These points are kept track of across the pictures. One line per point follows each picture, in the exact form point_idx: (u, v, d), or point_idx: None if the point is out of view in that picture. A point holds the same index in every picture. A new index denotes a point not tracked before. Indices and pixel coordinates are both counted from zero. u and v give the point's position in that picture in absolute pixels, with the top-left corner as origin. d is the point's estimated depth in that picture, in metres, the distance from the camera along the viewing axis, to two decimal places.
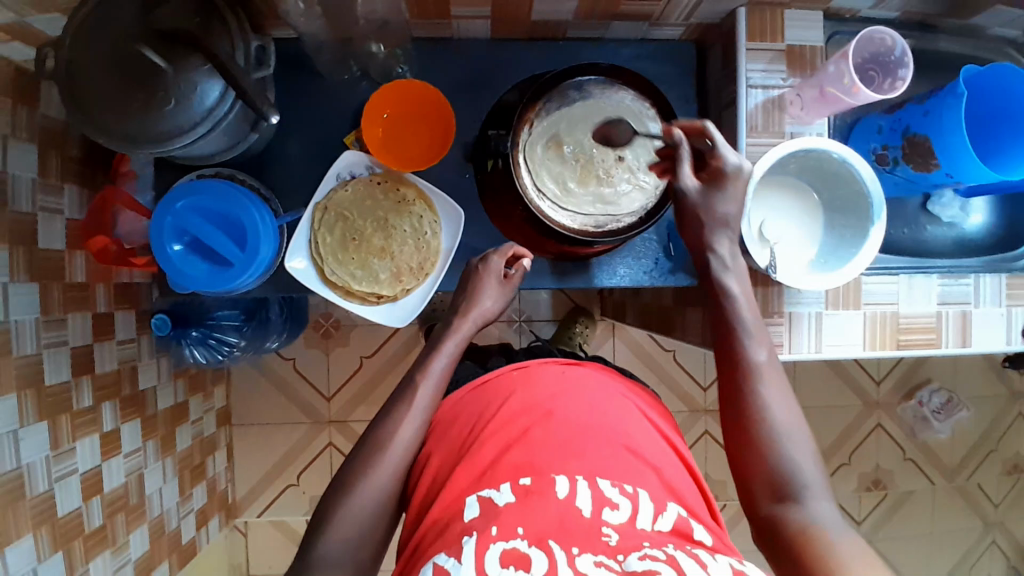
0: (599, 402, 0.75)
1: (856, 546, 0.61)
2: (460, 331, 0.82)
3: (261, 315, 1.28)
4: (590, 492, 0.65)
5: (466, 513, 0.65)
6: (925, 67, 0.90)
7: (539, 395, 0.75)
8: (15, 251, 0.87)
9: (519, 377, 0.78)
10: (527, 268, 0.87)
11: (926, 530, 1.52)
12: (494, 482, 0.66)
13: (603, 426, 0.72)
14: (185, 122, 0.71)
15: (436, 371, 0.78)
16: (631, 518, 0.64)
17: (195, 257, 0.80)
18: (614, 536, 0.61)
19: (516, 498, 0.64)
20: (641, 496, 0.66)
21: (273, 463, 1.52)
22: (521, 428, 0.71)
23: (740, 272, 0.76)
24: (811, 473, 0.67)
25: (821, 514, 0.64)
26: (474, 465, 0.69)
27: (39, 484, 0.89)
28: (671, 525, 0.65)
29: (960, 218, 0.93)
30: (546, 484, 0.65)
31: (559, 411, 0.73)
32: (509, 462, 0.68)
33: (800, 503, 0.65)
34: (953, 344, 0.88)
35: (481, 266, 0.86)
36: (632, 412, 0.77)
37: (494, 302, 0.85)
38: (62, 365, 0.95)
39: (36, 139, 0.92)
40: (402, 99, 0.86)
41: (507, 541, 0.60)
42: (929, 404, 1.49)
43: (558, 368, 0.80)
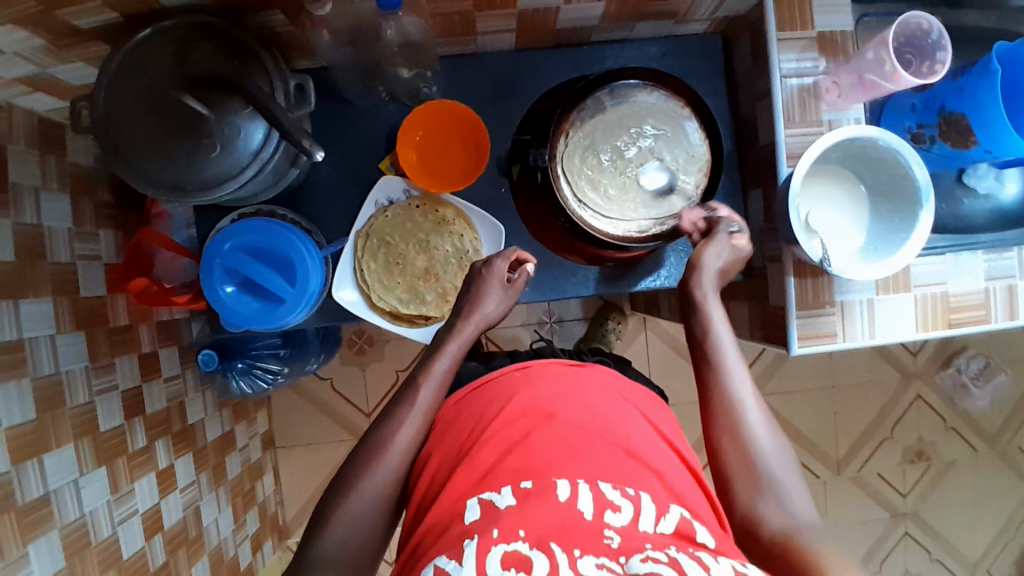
0: (597, 402, 0.76)
1: (835, 549, 0.61)
2: (462, 334, 0.81)
3: (298, 339, 1.30)
4: (591, 494, 0.64)
5: (467, 516, 0.65)
6: (956, 41, 0.89)
7: (543, 397, 0.76)
8: (60, 302, 0.88)
9: (521, 378, 0.79)
10: (530, 273, 0.84)
11: (972, 497, 1.52)
12: (496, 485, 0.67)
13: (605, 428, 0.73)
14: (232, 167, 0.72)
15: (438, 372, 0.79)
16: (633, 521, 0.62)
17: (246, 296, 0.81)
18: (616, 538, 0.60)
19: (516, 501, 0.64)
20: (642, 498, 0.65)
21: (319, 482, 1.53)
22: (522, 432, 0.72)
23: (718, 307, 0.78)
24: (791, 481, 0.68)
25: (800, 518, 0.65)
26: (475, 467, 0.70)
27: (103, 530, 0.90)
28: (673, 527, 0.63)
29: (994, 188, 0.91)
30: (546, 486, 0.65)
31: (561, 413, 0.74)
32: (509, 465, 0.68)
33: (780, 508, 0.66)
34: (1002, 318, 0.88)
35: (484, 269, 0.84)
36: (631, 412, 0.78)
37: (496, 305, 0.83)
38: (115, 408, 0.96)
39: (68, 188, 0.93)
40: (434, 120, 0.86)
41: (507, 544, 0.59)
42: (967, 370, 1.49)
43: (562, 369, 0.81)
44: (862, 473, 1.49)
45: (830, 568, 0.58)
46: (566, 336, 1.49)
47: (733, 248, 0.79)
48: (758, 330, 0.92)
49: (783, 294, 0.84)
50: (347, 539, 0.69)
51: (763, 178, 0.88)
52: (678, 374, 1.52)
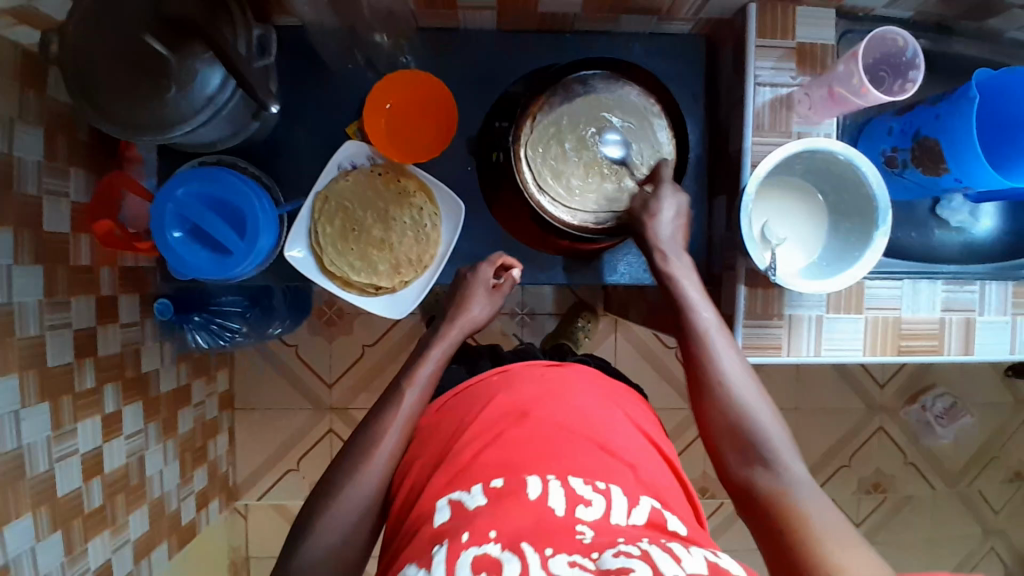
0: (576, 400, 0.75)
1: (823, 505, 0.62)
2: (448, 338, 0.82)
3: (265, 302, 1.30)
4: (562, 491, 0.63)
5: (439, 518, 0.63)
6: (940, 68, 0.88)
7: (520, 396, 0.74)
8: (21, 233, 0.88)
9: (500, 381, 0.78)
10: (516, 278, 0.88)
11: (924, 535, 1.51)
12: (466, 485, 0.65)
13: (580, 425, 0.71)
14: (186, 111, 0.71)
15: (423, 378, 0.78)
16: (606, 514, 0.62)
17: (195, 244, 0.81)
18: (588, 533, 0.59)
19: (487, 501, 0.63)
20: (614, 491, 0.64)
21: (274, 448, 1.53)
22: (495, 432, 0.70)
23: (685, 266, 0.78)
24: (782, 443, 0.67)
25: (792, 477, 0.65)
26: (449, 468, 0.68)
27: (39, 464, 0.90)
28: (645, 518, 0.63)
29: (970, 223, 0.91)
30: (518, 485, 0.63)
31: (535, 412, 0.72)
32: (482, 464, 0.67)
33: (772, 473, 0.65)
34: (956, 351, 0.87)
35: (470, 274, 0.87)
36: (609, 408, 0.76)
37: (481, 309, 0.85)
38: (65, 346, 0.96)
39: (44, 122, 0.91)
40: (405, 90, 0.85)
41: (479, 547, 0.57)
42: (933, 409, 1.47)
43: (538, 369, 0.79)
44: None
45: (812, 525, 0.59)
46: (536, 329, 1.48)
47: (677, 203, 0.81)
48: None
49: (734, 302, 0.84)
50: None
51: (728, 185, 0.87)
52: (641, 379, 1.51)
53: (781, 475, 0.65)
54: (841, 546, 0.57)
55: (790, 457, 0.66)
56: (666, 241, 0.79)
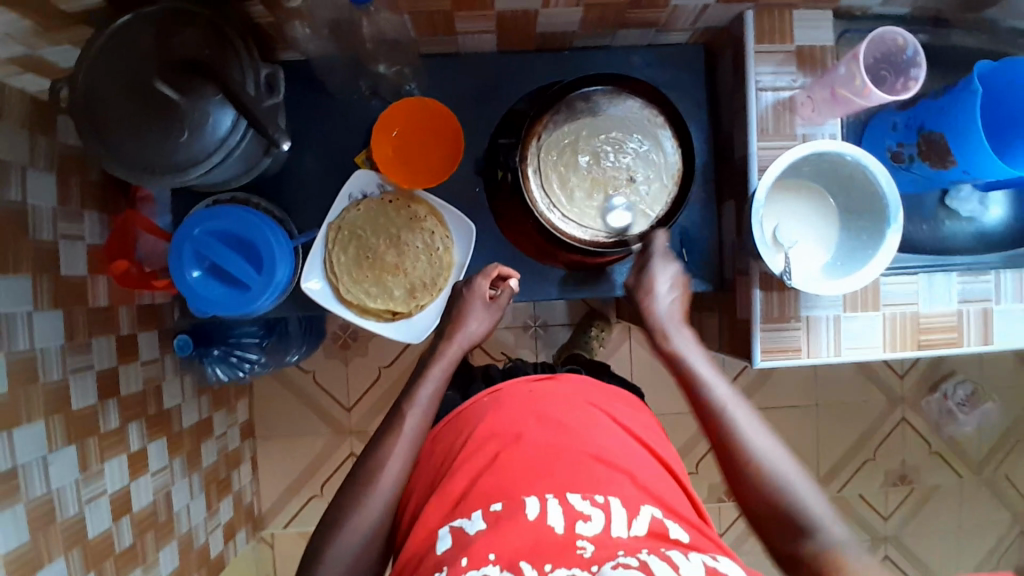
0: (563, 412, 0.74)
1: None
2: (447, 355, 0.81)
3: (280, 330, 1.29)
4: (561, 509, 0.64)
5: (439, 546, 0.64)
6: (939, 61, 0.88)
7: (508, 416, 0.74)
8: (39, 279, 0.89)
9: (489, 403, 0.77)
10: (513, 288, 0.87)
11: (954, 525, 1.50)
12: (467, 511, 0.66)
13: (574, 438, 0.71)
14: (199, 153, 0.73)
15: (421, 400, 0.77)
16: (605, 528, 0.63)
17: (214, 282, 0.82)
18: (589, 548, 0.60)
19: (487, 525, 0.63)
20: (613, 504, 0.65)
21: (297, 474, 1.54)
22: (490, 454, 0.70)
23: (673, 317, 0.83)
24: (819, 509, 0.68)
25: (841, 547, 0.65)
26: (447, 495, 0.69)
27: (69, 507, 0.91)
28: (646, 528, 0.64)
29: (979, 213, 0.90)
30: (517, 508, 0.64)
31: (527, 431, 0.72)
32: (480, 490, 0.67)
33: (816, 537, 0.66)
34: (975, 342, 0.87)
35: (466, 288, 0.86)
36: (603, 419, 0.76)
37: (479, 324, 0.85)
38: (89, 388, 0.97)
39: (56, 167, 0.93)
40: (410, 116, 0.86)
41: (478, 570, 0.59)
42: (954, 396, 1.47)
43: (527, 384, 0.79)
44: (843, 495, 1.47)
45: None
46: (550, 342, 1.48)
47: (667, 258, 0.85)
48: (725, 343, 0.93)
49: (750, 307, 0.84)
50: None
51: (735, 191, 0.88)
52: (659, 385, 1.51)
53: (826, 543, 0.65)
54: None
55: (832, 522, 0.67)
56: (666, 317, 0.83)
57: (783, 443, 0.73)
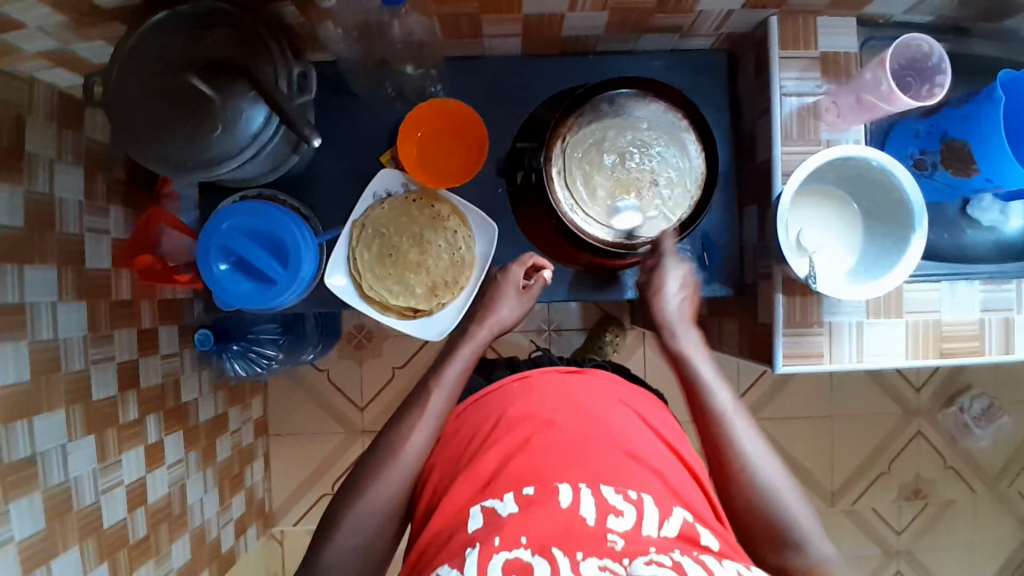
0: (598, 409, 0.75)
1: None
2: (476, 338, 0.83)
3: (298, 329, 1.31)
4: (593, 500, 0.63)
5: (470, 524, 0.64)
6: (962, 70, 0.89)
7: (542, 405, 0.75)
8: (64, 270, 0.90)
9: (520, 389, 0.78)
10: (547, 279, 0.88)
11: (969, 540, 1.48)
12: (498, 492, 0.66)
13: (606, 434, 0.71)
14: (231, 148, 0.74)
15: (449, 378, 0.79)
16: (636, 525, 0.62)
17: (239, 276, 0.83)
18: (619, 542, 0.60)
19: (519, 508, 0.63)
20: (645, 501, 0.64)
21: (309, 473, 1.54)
22: (522, 438, 0.71)
23: (689, 338, 0.84)
24: (809, 523, 0.70)
25: (825, 564, 0.67)
26: (477, 474, 0.69)
27: (87, 496, 0.91)
28: (677, 530, 0.63)
29: (999, 222, 0.90)
30: (550, 492, 0.64)
31: (561, 421, 0.73)
32: (512, 470, 0.67)
33: (804, 555, 0.68)
34: (996, 351, 0.86)
35: (501, 274, 0.88)
36: (633, 420, 0.76)
37: (511, 310, 0.86)
38: (109, 380, 0.98)
39: (82, 161, 0.94)
40: (437, 116, 0.87)
41: (510, 551, 0.58)
42: (970, 411, 1.46)
43: (561, 376, 0.80)
44: (856, 507, 1.46)
45: None
46: (564, 345, 1.48)
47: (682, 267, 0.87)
48: (745, 347, 0.93)
49: (772, 311, 0.84)
50: None
51: (757, 196, 0.88)
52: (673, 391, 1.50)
53: (815, 561, 0.67)
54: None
55: (820, 539, 0.69)
56: (674, 316, 0.85)
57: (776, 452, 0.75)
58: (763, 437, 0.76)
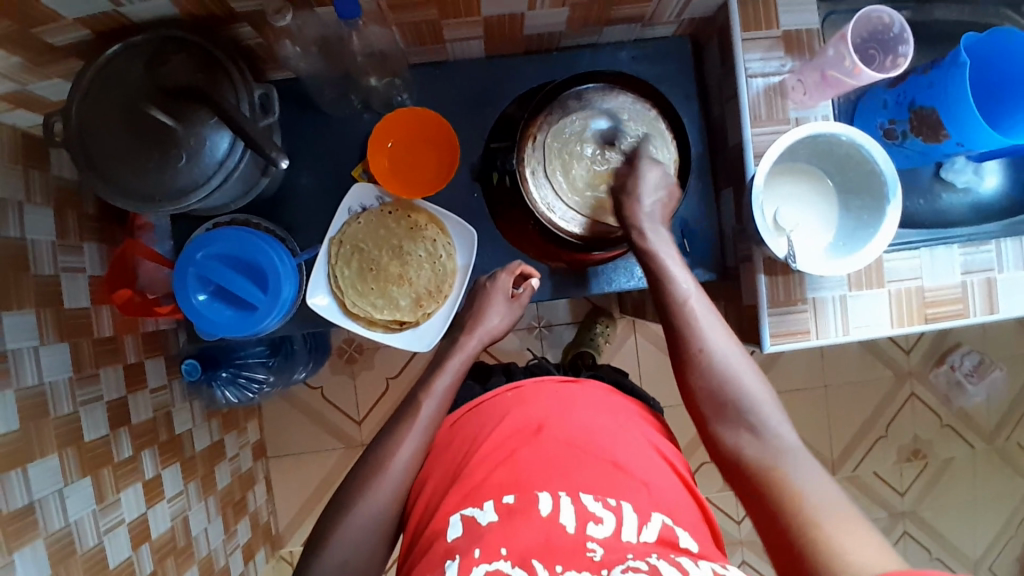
0: (585, 414, 0.76)
1: (814, 475, 0.64)
2: (466, 348, 0.83)
3: (286, 349, 1.29)
4: (573, 508, 0.65)
5: (450, 533, 0.65)
6: (925, 37, 0.89)
7: (532, 413, 0.76)
8: (43, 314, 0.89)
9: (512, 399, 0.78)
10: (535, 287, 0.89)
11: (970, 496, 1.51)
12: (479, 501, 0.67)
13: (591, 441, 0.72)
14: (199, 177, 0.72)
15: (438, 390, 0.79)
16: (616, 531, 0.63)
17: (219, 304, 0.82)
18: (599, 550, 0.61)
19: (499, 517, 0.64)
20: (624, 508, 0.65)
21: (311, 492, 1.53)
22: (508, 450, 0.72)
23: (661, 238, 0.81)
24: (768, 411, 0.71)
25: (780, 446, 0.68)
26: (463, 486, 0.69)
27: (88, 539, 0.90)
28: (656, 535, 0.64)
29: (975, 183, 0.92)
30: (530, 502, 0.65)
31: (548, 428, 0.74)
32: (495, 482, 0.68)
33: (760, 442, 0.69)
34: (981, 312, 0.87)
35: (488, 283, 0.88)
36: (618, 422, 0.77)
37: (500, 319, 0.87)
38: (99, 419, 0.97)
39: (52, 202, 0.93)
40: (404, 126, 0.86)
41: (490, 563, 0.59)
42: (961, 367, 1.47)
43: (553, 385, 0.80)
44: (858, 474, 1.47)
45: (811, 506, 0.61)
46: (555, 341, 1.48)
47: (662, 182, 0.82)
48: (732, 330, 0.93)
49: (755, 292, 0.84)
50: (326, 546, 0.70)
51: (733, 179, 0.88)
52: (667, 377, 1.51)
53: (772, 447, 0.68)
54: (832, 521, 0.58)
55: (780, 425, 0.70)
56: (648, 215, 0.81)
57: (744, 349, 0.75)
58: (730, 335, 0.76)
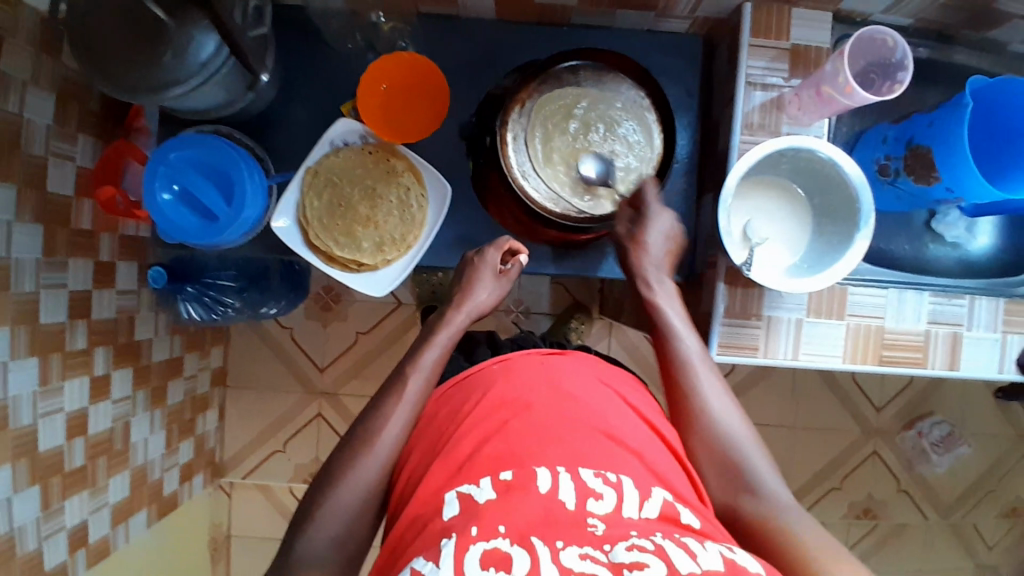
0: (574, 386, 0.71)
1: (811, 526, 0.62)
2: (455, 322, 0.81)
3: (259, 282, 1.31)
4: (572, 483, 0.58)
5: (446, 512, 0.58)
6: (933, 79, 0.88)
7: (519, 386, 0.70)
8: (23, 192, 0.89)
9: (499, 370, 0.73)
10: (523, 263, 0.88)
11: (914, 566, 1.47)
12: (474, 477, 0.60)
13: (581, 414, 0.67)
14: (180, 75, 0.73)
15: (427, 363, 0.76)
16: (617, 507, 0.57)
17: (183, 208, 0.82)
18: (600, 526, 0.55)
19: (496, 495, 0.57)
20: (625, 484, 0.60)
21: (262, 429, 1.54)
22: (499, 422, 0.66)
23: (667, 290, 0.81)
24: (762, 468, 0.69)
25: (772, 501, 0.66)
26: (451, 461, 0.63)
27: (24, 417, 0.91)
28: (658, 511, 0.58)
29: (965, 239, 0.90)
30: (528, 477, 0.59)
31: (539, 403, 0.67)
32: (487, 455, 0.62)
33: (756, 498, 0.66)
34: (940, 366, 0.85)
35: (478, 257, 0.86)
36: (612, 399, 0.71)
37: (489, 294, 0.85)
38: (59, 306, 0.97)
39: (56, 88, 0.93)
40: (398, 68, 0.86)
41: (487, 541, 0.52)
42: (930, 436, 1.45)
43: (538, 358, 0.75)
44: None
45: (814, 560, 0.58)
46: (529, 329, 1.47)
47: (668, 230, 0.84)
48: None
49: (713, 301, 0.83)
50: None
51: (716, 184, 0.87)
52: None
53: (764, 503, 0.66)
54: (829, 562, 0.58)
55: (772, 481, 0.68)
56: (654, 264, 0.82)
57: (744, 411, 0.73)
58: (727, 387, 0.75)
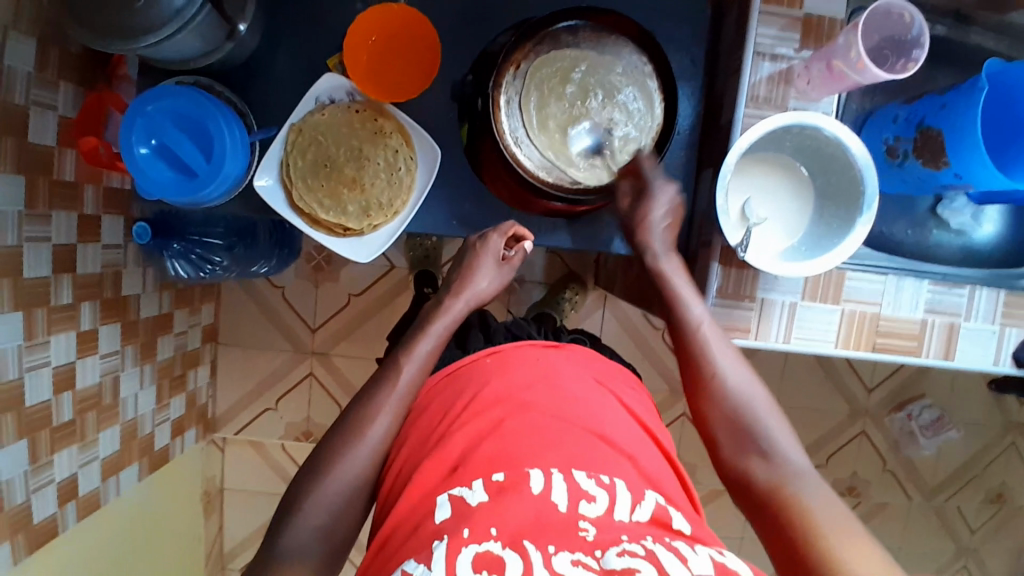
0: (568, 385, 0.68)
1: (821, 491, 0.63)
2: (452, 311, 0.78)
3: (248, 236, 1.29)
4: (565, 485, 0.57)
5: (438, 513, 0.56)
6: (951, 57, 0.84)
7: (513, 382, 0.68)
8: (4, 141, 0.85)
9: (493, 365, 0.71)
10: (527, 250, 0.85)
11: (894, 545, 1.49)
12: (466, 479, 0.58)
13: (574, 413, 0.65)
14: (154, 22, 0.69)
15: (421, 353, 0.73)
16: (609, 510, 0.56)
17: (161, 162, 0.80)
18: (591, 530, 0.54)
19: (489, 497, 0.56)
20: (618, 487, 0.59)
21: (253, 386, 1.55)
22: (494, 420, 0.64)
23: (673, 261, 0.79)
24: (778, 433, 0.68)
25: (786, 465, 0.66)
26: (442, 459, 0.62)
27: (9, 371, 0.90)
28: (649, 515, 0.58)
29: (970, 226, 0.87)
30: (521, 477, 0.57)
31: (538, 403, 0.65)
32: (480, 456, 0.60)
33: (768, 462, 0.66)
34: (934, 355, 0.83)
35: (479, 243, 0.83)
36: (606, 398, 0.69)
37: (489, 281, 0.82)
38: (43, 260, 0.95)
39: (36, 33, 0.89)
40: (390, 22, 0.82)
41: (478, 544, 0.51)
42: (918, 418, 1.44)
43: (534, 352, 0.73)
44: None
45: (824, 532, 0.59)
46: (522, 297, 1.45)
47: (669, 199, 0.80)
48: None
49: (706, 280, 0.81)
50: None
51: (716, 160, 0.84)
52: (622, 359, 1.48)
53: (778, 465, 0.66)
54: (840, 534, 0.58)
55: (788, 446, 0.68)
56: (660, 240, 0.80)
57: (756, 376, 0.73)
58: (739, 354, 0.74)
